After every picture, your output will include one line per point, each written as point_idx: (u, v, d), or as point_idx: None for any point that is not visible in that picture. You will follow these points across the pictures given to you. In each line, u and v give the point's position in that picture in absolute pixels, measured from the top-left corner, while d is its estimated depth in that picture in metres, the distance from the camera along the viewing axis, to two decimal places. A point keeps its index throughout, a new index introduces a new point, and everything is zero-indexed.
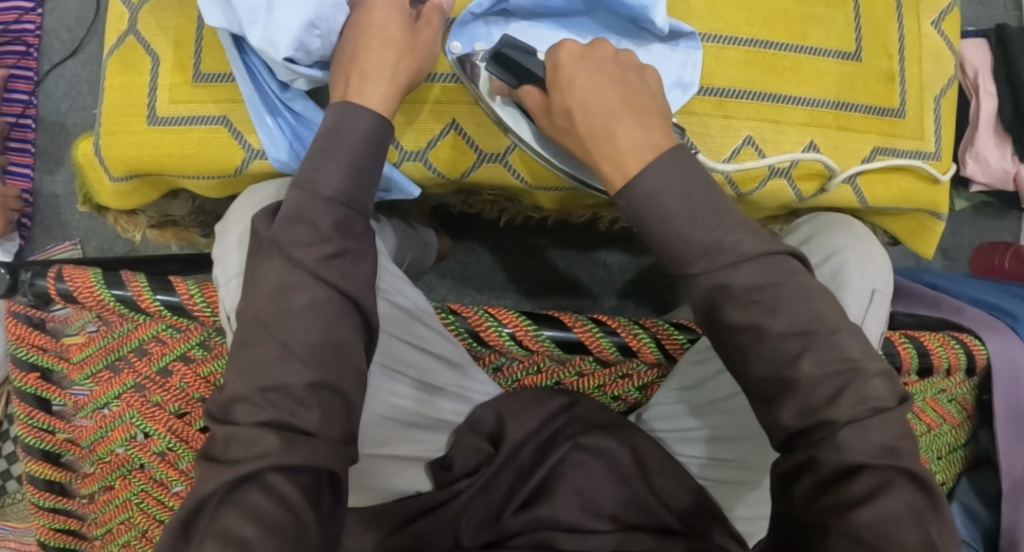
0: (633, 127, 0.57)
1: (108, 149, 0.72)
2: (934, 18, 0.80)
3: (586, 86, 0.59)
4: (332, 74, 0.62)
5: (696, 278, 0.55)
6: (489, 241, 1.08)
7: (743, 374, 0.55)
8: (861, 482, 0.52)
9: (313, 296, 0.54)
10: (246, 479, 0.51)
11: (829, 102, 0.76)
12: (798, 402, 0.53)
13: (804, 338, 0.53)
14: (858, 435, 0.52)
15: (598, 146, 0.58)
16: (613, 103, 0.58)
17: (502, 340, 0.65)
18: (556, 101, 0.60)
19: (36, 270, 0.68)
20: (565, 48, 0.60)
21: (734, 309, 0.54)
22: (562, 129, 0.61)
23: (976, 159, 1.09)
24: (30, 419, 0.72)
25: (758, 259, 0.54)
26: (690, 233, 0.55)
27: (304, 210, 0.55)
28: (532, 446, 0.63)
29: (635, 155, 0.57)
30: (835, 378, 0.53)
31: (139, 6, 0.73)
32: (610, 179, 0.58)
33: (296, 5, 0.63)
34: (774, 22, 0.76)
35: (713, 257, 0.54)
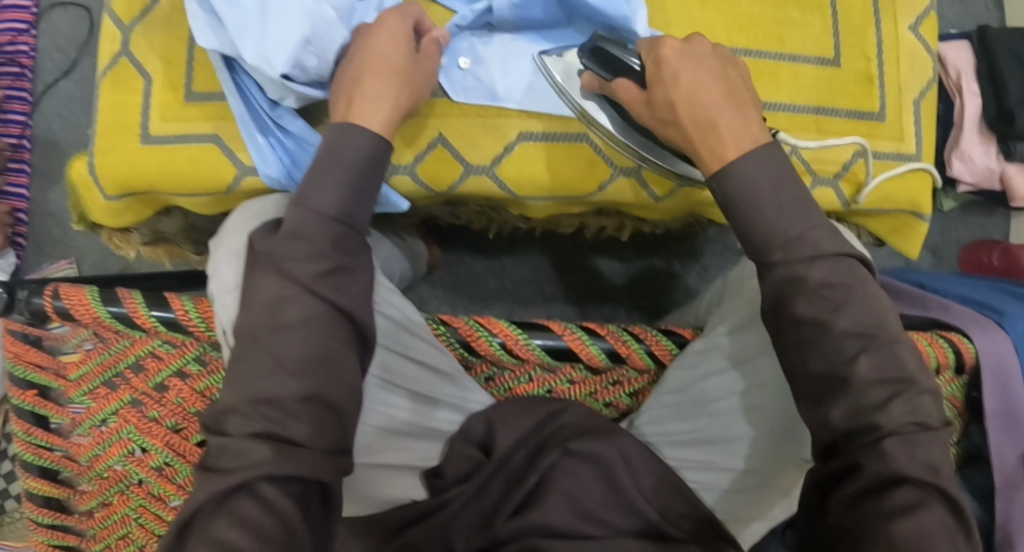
0: (734, 118, 0.60)
1: (101, 167, 0.73)
2: (912, 22, 0.81)
3: (690, 81, 0.61)
4: (333, 96, 0.63)
5: (774, 267, 0.58)
6: (480, 252, 1.09)
7: (799, 368, 0.57)
8: (899, 495, 0.53)
9: (304, 311, 0.55)
10: (239, 488, 0.52)
11: (809, 107, 0.78)
12: (848, 402, 0.55)
13: (864, 339, 0.56)
14: (904, 448, 0.54)
15: (702, 135, 0.61)
16: (717, 95, 0.61)
17: (493, 349, 0.67)
18: (657, 93, 0.62)
19: (32, 289, 0.69)
20: (667, 45, 0.62)
21: (802, 302, 0.57)
22: (664, 120, 0.63)
23: (962, 159, 1.11)
24: (29, 436, 0.74)
25: (836, 258, 0.57)
26: (776, 224, 0.58)
27: (304, 227, 0.56)
28: (523, 452, 0.65)
29: (734, 144, 0.60)
30: (889, 384, 0.55)
31: (131, 27, 0.74)
32: (706, 165, 0.61)
33: (290, 22, 0.64)
34: (752, 29, 0.77)
35: (794, 248, 0.58)
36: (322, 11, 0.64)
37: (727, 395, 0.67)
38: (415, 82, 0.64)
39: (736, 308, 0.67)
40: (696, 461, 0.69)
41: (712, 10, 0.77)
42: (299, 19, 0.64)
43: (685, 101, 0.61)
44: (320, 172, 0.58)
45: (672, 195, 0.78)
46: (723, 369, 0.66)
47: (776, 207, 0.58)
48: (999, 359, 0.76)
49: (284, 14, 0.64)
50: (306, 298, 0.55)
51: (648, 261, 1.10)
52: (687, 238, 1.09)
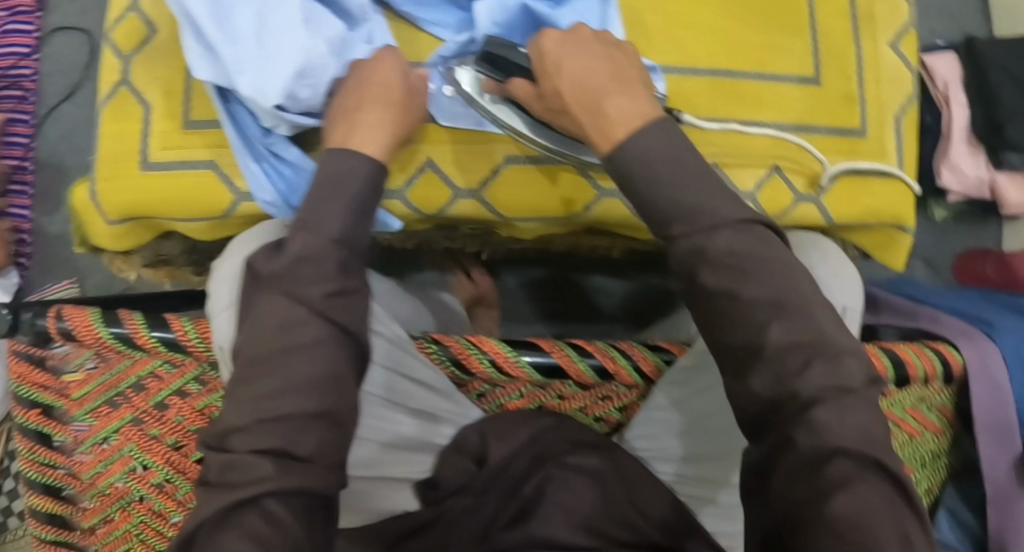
0: (622, 101, 0.61)
1: (104, 194, 0.75)
2: (891, 39, 0.84)
3: (572, 67, 0.62)
4: (330, 121, 0.66)
5: (677, 241, 0.58)
6: (478, 272, 1.12)
7: (717, 341, 0.57)
8: (835, 469, 0.53)
9: (315, 334, 0.57)
10: (245, 503, 0.53)
11: (791, 126, 0.80)
12: (768, 371, 0.55)
13: (774, 306, 0.56)
14: (834, 415, 0.54)
15: (590, 117, 0.61)
16: (600, 80, 0.62)
17: (484, 367, 0.68)
18: (547, 86, 0.64)
19: (36, 311, 0.72)
20: (547, 38, 0.64)
21: (709, 274, 0.57)
22: (556, 110, 0.65)
23: (951, 170, 1.12)
24: (33, 454, 0.76)
25: (736, 227, 0.57)
26: (677, 194, 0.58)
27: (313, 252, 0.58)
28: (524, 461, 0.66)
29: (624, 124, 0.60)
30: (803, 349, 0.55)
31: (131, 56, 0.76)
32: (598, 146, 0.61)
33: (285, 55, 0.66)
34: (733, 52, 0.80)
35: (692, 220, 0.57)
36: (315, 46, 0.67)
37: (715, 412, 0.68)
38: (411, 113, 0.68)
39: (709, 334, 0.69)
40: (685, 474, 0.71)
41: (694, 35, 0.79)
42: (292, 51, 0.66)
43: (569, 89, 0.62)
44: (322, 200, 0.60)
45: None
46: (708, 387, 0.68)
47: (674, 180, 0.58)
48: (988, 370, 0.77)
49: (279, 48, 0.66)
50: (314, 322, 0.57)
51: (643, 277, 1.12)
52: None
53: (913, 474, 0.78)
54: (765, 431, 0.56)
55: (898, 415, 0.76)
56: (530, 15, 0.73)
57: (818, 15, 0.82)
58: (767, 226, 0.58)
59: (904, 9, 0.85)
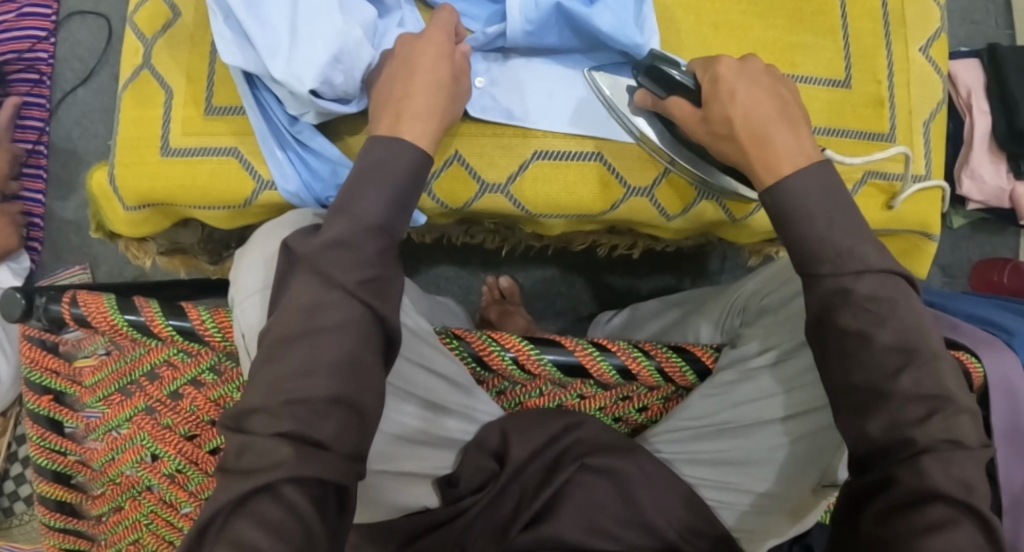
0: (787, 134, 0.63)
1: (122, 178, 0.74)
2: (923, 45, 0.82)
3: (746, 98, 0.65)
4: (376, 112, 0.65)
5: (822, 279, 0.59)
6: (494, 270, 1.10)
7: (844, 381, 0.58)
8: (932, 512, 0.52)
9: (343, 316, 0.56)
10: (260, 489, 0.53)
11: (819, 128, 0.79)
12: (886, 415, 0.56)
13: (905, 354, 0.56)
14: (942, 464, 0.53)
15: (755, 150, 0.64)
16: (770, 113, 0.64)
17: (505, 364, 0.68)
18: (714, 110, 0.66)
19: (50, 296, 0.71)
20: (724, 63, 0.66)
21: (847, 315, 0.58)
22: (719, 135, 0.67)
23: (971, 177, 1.11)
24: (43, 440, 0.75)
25: (883, 273, 0.58)
26: (827, 236, 0.59)
27: (350, 236, 0.57)
28: (537, 465, 0.65)
29: (788, 158, 0.62)
30: (927, 401, 0.55)
31: (153, 41, 0.75)
32: (760, 180, 0.63)
33: (319, 42, 0.65)
34: (763, 51, 0.79)
35: (842, 261, 0.59)
36: (350, 32, 0.66)
37: (756, 422, 0.67)
38: (455, 100, 0.67)
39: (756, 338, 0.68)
40: (762, 486, 0.67)
41: (725, 32, 0.79)
42: (327, 38, 0.66)
43: (739, 115, 0.65)
44: (365, 185, 0.59)
45: (685, 213, 0.80)
46: (793, 389, 0.66)
47: (822, 220, 0.60)
48: (1007, 379, 0.76)
49: (313, 34, 0.66)
50: (345, 304, 0.56)
51: (660, 277, 1.10)
52: (698, 256, 1.10)
53: None
54: (870, 469, 0.56)
55: None
56: (562, 12, 0.72)
57: (851, 17, 0.81)
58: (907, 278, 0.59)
59: (938, 13, 0.83)
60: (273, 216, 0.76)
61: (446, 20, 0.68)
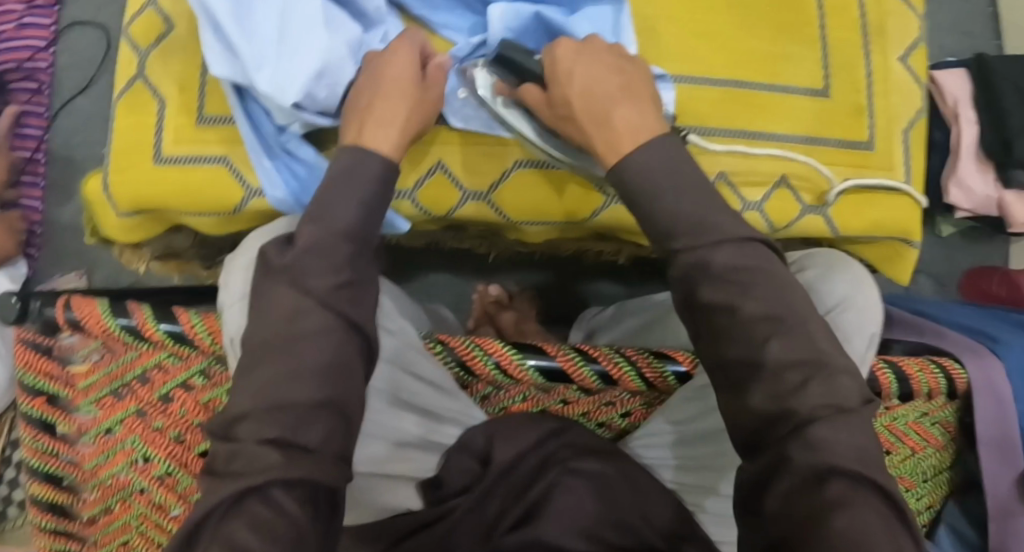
0: (629, 111, 0.62)
1: (116, 186, 0.76)
2: (901, 54, 0.85)
3: (583, 75, 0.64)
4: (347, 121, 0.66)
5: (679, 255, 0.58)
6: (484, 277, 1.12)
7: (719, 356, 0.57)
8: (831, 490, 0.52)
9: (321, 322, 0.58)
10: (250, 491, 0.54)
11: (800, 137, 0.81)
12: (767, 388, 0.55)
13: (772, 323, 0.56)
14: (832, 433, 0.53)
15: (597, 128, 0.63)
16: (612, 89, 0.63)
17: (488, 369, 0.70)
18: (555, 93, 0.66)
19: (46, 300, 0.74)
20: (562, 46, 0.66)
21: (710, 288, 0.57)
22: (564, 118, 0.66)
23: (959, 186, 1.13)
24: (36, 442, 0.76)
25: (738, 242, 0.57)
26: (677, 208, 0.58)
27: (320, 244, 0.59)
28: (530, 463, 0.66)
29: (630, 136, 0.61)
30: (801, 367, 0.55)
31: (148, 51, 0.77)
32: (606, 159, 0.62)
33: (306, 55, 0.68)
34: (743, 62, 0.80)
35: (697, 233, 0.58)
36: (335, 48, 0.69)
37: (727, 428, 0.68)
38: (428, 107, 0.69)
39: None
40: (690, 487, 0.70)
41: (706, 43, 0.80)
42: (313, 51, 0.68)
43: (577, 96, 0.64)
44: (337, 192, 0.61)
45: None
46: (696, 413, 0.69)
47: (674, 194, 0.59)
48: (991, 383, 0.77)
49: (301, 49, 0.68)
50: (321, 311, 0.58)
51: (648, 285, 1.12)
52: None
53: (914, 488, 0.80)
54: (760, 451, 0.55)
55: (901, 430, 0.77)
56: (542, 22, 0.74)
57: (831, 28, 0.83)
58: (769, 245, 0.59)
59: (916, 24, 0.86)
60: (262, 222, 0.78)
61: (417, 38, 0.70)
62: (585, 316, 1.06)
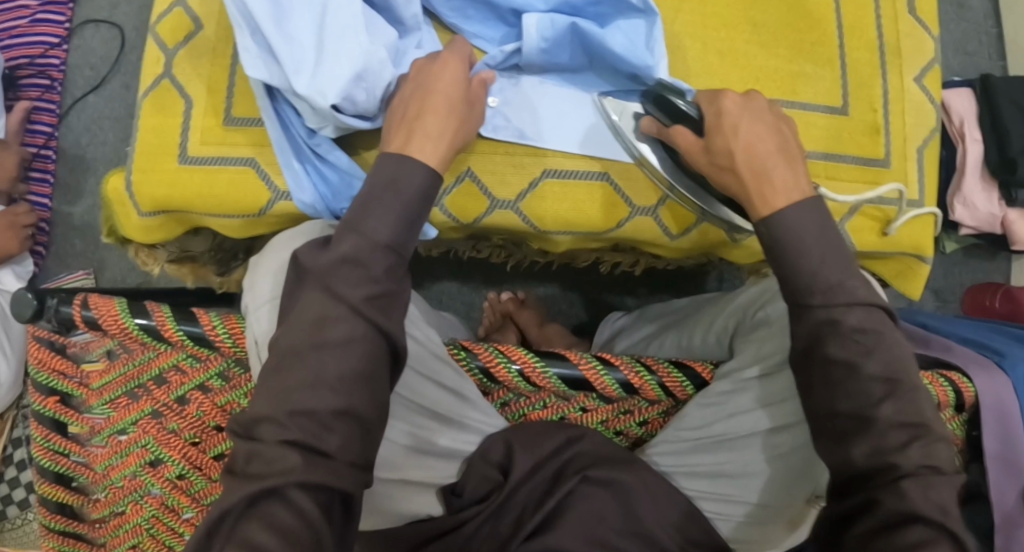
0: (787, 171, 0.65)
1: (138, 186, 0.76)
2: (917, 75, 0.85)
3: (748, 132, 0.67)
4: (388, 129, 0.67)
5: (813, 310, 0.62)
6: (496, 284, 1.12)
7: (826, 406, 0.61)
8: (911, 535, 0.56)
9: (349, 331, 0.58)
10: (270, 492, 0.55)
11: (818, 153, 0.82)
12: (871, 442, 0.59)
13: (890, 384, 0.60)
14: (923, 490, 0.57)
15: (757, 185, 0.65)
16: (769, 149, 0.66)
17: (511, 376, 0.70)
18: (717, 142, 0.68)
19: (61, 298, 0.73)
20: (729, 98, 0.68)
21: (836, 345, 0.61)
22: (720, 167, 0.68)
23: (965, 205, 1.14)
24: (47, 441, 0.77)
25: (868, 305, 0.61)
26: (820, 270, 0.62)
27: (359, 253, 0.59)
28: (529, 489, 0.66)
29: (784, 194, 0.64)
30: (909, 428, 0.59)
31: (174, 52, 0.78)
32: (756, 211, 0.65)
33: (345, 59, 0.68)
34: (765, 79, 0.82)
35: (833, 294, 0.61)
36: (375, 51, 0.69)
37: (752, 432, 0.68)
38: (468, 122, 0.69)
39: (750, 352, 0.70)
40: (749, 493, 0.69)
41: (729, 60, 0.82)
42: (353, 56, 0.68)
43: (740, 150, 0.66)
44: (373, 201, 0.61)
45: (688, 234, 0.82)
46: (779, 399, 0.68)
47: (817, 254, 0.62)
48: (1001, 404, 0.78)
49: (340, 52, 0.68)
50: (351, 319, 0.58)
51: (658, 296, 1.13)
52: (696, 276, 1.12)
53: None
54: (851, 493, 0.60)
55: None
56: (577, 33, 0.76)
57: (848, 47, 0.84)
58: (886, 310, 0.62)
59: (931, 45, 0.86)
60: (287, 225, 0.79)
61: (463, 48, 0.70)
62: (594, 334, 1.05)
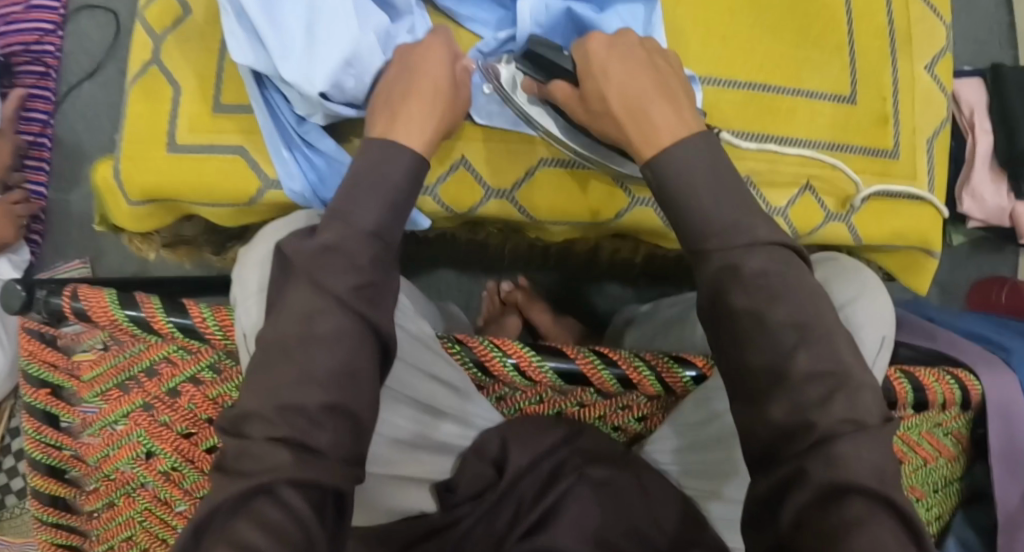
0: (667, 110, 0.62)
1: (127, 173, 0.75)
2: (928, 63, 0.83)
3: (620, 74, 0.64)
4: (371, 114, 0.65)
5: (709, 256, 0.58)
6: (495, 273, 1.11)
7: (738, 364, 0.57)
8: (849, 508, 0.52)
9: (337, 323, 0.56)
10: (260, 490, 0.53)
11: (823, 143, 0.80)
12: (787, 398, 0.55)
13: (800, 332, 0.55)
14: (852, 452, 0.53)
15: (634, 123, 0.63)
16: (646, 89, 0.63)
17: (506, 371, 0.67)
18: (589, 88, 0.65)
19: (51, 289, 0.71)
20: (595, 40, 0.65)
21: (738, 293, 0.57)
22: (595, 113, 0.66)
23: (972, 197, 1.11)
24: (39, 434, 0.75)
25: (769, 246, 0.57)
26: (713, 212, 0.59)
27: (345, 242, 0.58)
28: (532, 479, 0.65)
29: (670, 131, 0.61)
30: (825, 380, 0.54)
31: (163, 36, 0.76)
32: (642, 153, 0.62)
33: (335, 44, 0.67)
34: (770, 66, 0.79)
35: (728, 235, 0.58)
36: (365, 36, 0.68)
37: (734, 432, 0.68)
38: (455, 107, 0.68)
39: None
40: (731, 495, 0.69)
41: (732, 47, 0.79)
42: (342, 40, 0.67)
43: (614, 92, 0.64)
44: (361, 188, 0.60)
45: None
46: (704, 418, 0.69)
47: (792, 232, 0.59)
48: (1006, 401, 0.75)
49: (329, 36, 0.67)
50: (337, 311, 0.57)
51: (658, 288, 1.11)
52: None
53: (922, 498, 0.77)
54: (774, 465, 0.55)
55: (913, 439, 0.74)
56: (572, 17, 0.74)
57: (858, 34, 0.81)
58: (793, 249, 0.58)
59: (943, 33, 0.84)
60: (277, 214, 0.77)
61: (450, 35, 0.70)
62: (612, 325, 1.05)
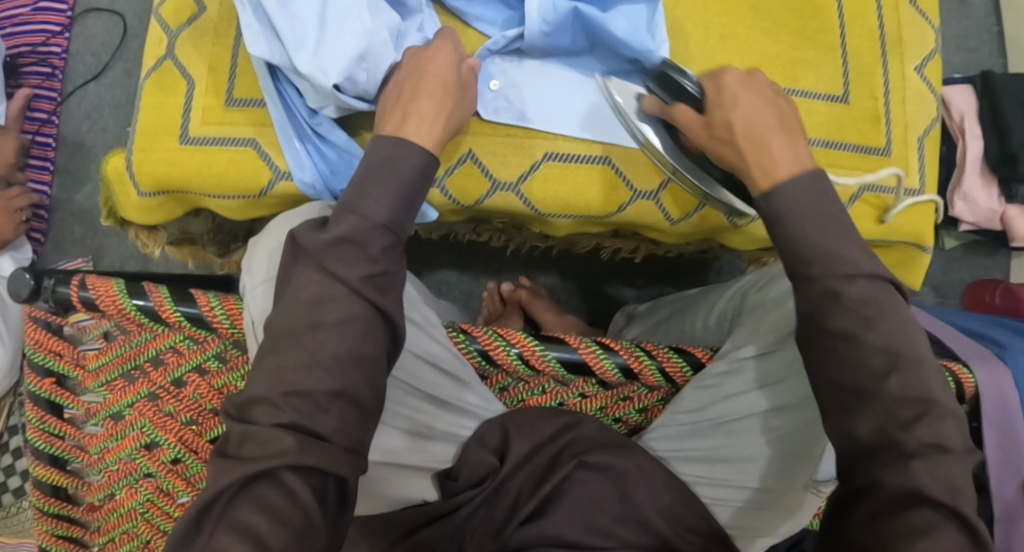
0: (786, 143, 0.65)
1: (138, 164, 0.76)
2: (918, 63, 0.85)
3: (748, 105, 0.67)
4: (383, 110, 0.67)
5: (812, 281, 0.60)
6: (493, 272, 1.13)
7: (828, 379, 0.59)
8: (919, 515, 0.54)
9: (347, 310, 0.58)
10: (261, 475, 0.55)
11: (818, 141, 0.82)
12: (875, 418, 0.57)
13: (894, 358, 0.57)
14: (928, 468, 0.55)
15: (756, 152, 0.65)
16: (771, 121, 0.66)
17: (510, 359, 0.70)
18: (716, 115, 0.68)
19: (59, 279, 0.72)
20: (729, 73, 0.69)
21: (838, 316, 0.58)
22: (718, 141, 0.68)
23: (964, 200, 1.13)
24: (42, 423, 0.75)
25: (873, 277, 0.59)
26: (820, 239, 0.60)
27: (357, 233, 0.59)
28: (529, 471, 0.67)
29: (786, 165, 0.64)
30: (914, 405, 0.57)
31: (177, 32, 0.78)
32: (757, 182, 0.65)
33: (349, 39, 0.69)
34: (767, 66, 0.82)
35: (833, 264, 0.59)
36: (377, 32, 0.70)
37: (752, 415, 0.68)
38: (462, 107, 0.69)
39: (765, 325, 0.68)
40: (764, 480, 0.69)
41: (731, 45, 0.82)
42: (356, 35, 0.69)
43: (741, 120, 0.66)
44: (372, 183, 0.61)
45: (687, 218, 0.82)
46: (724, 400, 0.69)
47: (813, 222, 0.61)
48: (1002, 393, 0.76)
49: (342, 32, 0.69)
50: (347, 297, 0.58)
51: (658, 288, 1.13)
52: (697, 267, 1.12)
53: None
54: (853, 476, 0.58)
55: None
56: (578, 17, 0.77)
57: (849, 34, 0.83)
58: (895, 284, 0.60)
59: (933, 35, 0.86)
60: (286, 207, 0.78)
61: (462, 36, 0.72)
62: (613, 321, 1.06)
